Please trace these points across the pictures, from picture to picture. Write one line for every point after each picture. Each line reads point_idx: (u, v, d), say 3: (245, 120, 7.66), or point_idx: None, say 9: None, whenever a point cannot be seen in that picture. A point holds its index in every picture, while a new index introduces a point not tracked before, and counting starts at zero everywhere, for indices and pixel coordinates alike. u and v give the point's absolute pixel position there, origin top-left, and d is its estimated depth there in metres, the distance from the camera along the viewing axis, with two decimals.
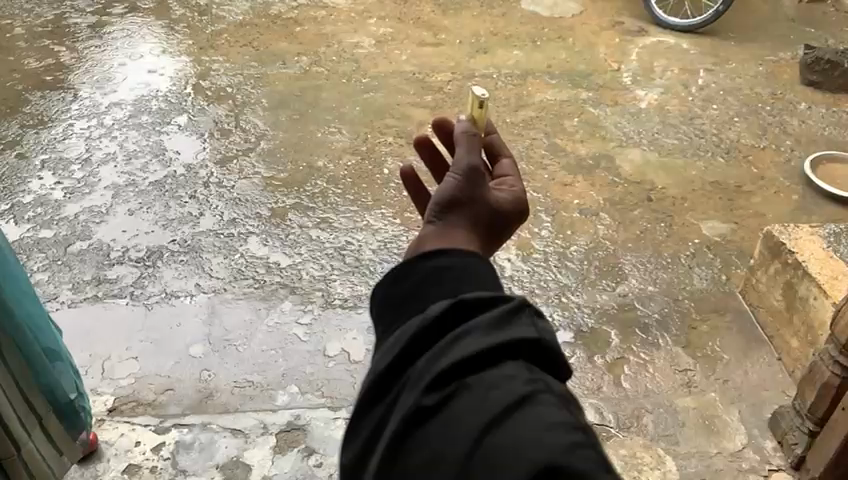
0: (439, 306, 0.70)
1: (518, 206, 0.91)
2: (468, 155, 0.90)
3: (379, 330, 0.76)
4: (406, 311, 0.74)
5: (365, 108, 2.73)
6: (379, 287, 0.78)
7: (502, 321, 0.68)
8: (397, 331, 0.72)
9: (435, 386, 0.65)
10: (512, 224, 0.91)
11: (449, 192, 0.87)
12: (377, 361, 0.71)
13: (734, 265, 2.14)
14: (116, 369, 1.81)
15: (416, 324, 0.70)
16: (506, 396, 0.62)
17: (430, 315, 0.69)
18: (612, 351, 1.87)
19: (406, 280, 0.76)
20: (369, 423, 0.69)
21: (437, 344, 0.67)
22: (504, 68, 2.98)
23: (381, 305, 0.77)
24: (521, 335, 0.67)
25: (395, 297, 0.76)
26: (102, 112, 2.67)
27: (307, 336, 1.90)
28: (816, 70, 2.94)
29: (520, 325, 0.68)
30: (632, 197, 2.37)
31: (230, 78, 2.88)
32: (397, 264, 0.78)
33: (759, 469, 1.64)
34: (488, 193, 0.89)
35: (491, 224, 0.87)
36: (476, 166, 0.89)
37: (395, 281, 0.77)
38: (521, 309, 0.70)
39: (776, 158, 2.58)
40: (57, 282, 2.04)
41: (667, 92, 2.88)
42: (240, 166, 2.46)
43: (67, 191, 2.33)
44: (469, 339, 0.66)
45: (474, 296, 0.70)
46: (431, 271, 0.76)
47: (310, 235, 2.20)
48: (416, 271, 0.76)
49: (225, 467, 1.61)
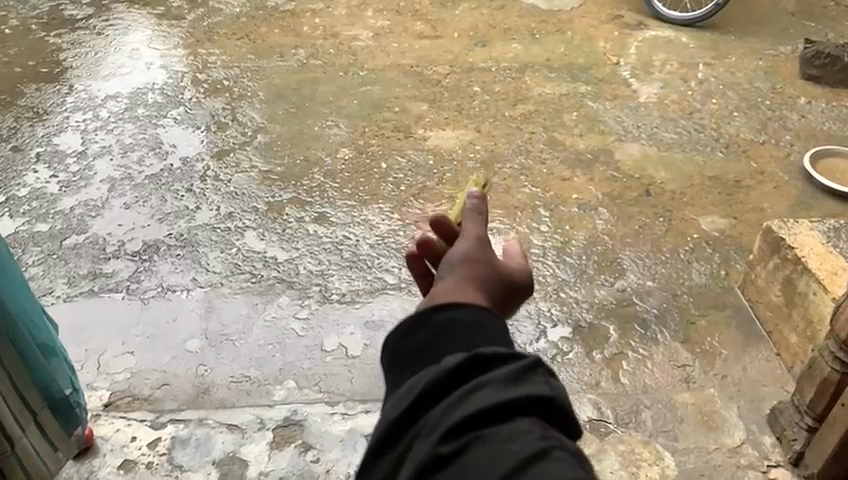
0: (454, 358, 0.71)
1: (525, 278, 0.92)
2: (477, 225, 0.92)
3: (389, 379, 0.76)
4: (419, 361, 0.74)
5: (363, 101, 2.72)
6: (389, 339, 0.78)
7: (516, 378, 0.68)
8: (410, 381, 0.72)
9: (449, 437, 0.65)
10: (519, 295, 0.91)
11: (459, 256, 0.89)
12: (390, 408, 0.71)
13: (733, 260, 2.14)
14: (111, 364, 1.80)
15: (430, 374, 0.70)
16: (520, 451, 0.62)
17: (445, 367, 0.70)
18: (610, 346, 1.87)
19: (418, 332, 0.76)
20: (382, 468, 0.68)
21: (452, 395, 0.68)
22: (502, 61, 2.96)
23: (392, 355, 0.77)
24: (536, 392, 0.67)
25: (407, 347, 0.76)
26: (98, 105, 2.65)
27: (304, 331, 1.89)
28: (815, 64, 2.92)
29: (534, 382, 0.69)
30: (631, 192, 2.36)
31: (226, 70, 2.86)
32: (410, 316, 0.78)
33: (757, 465, 1.63)
34: (497, 261, 0.90)
35: (502, 294, 0.88)
36: (482, 238, 0.91)
37: (406, 332, 0.77)
38: (535, 367, 0.70)
39: (775, 153, 2.57)
40: (52, 276, 2.03)
41: (666, 86, 2.87)
42: (237, 159, 2.44)
43: (62, 185, 2.31)
44: (484, 393, 0.67)
45: (489, 352, 0.70)
46: (444, 325, 0.76)
47: (307, 230, 2.19)
48: (428, 323, 0.77)
49: (221, 463, 1.60)
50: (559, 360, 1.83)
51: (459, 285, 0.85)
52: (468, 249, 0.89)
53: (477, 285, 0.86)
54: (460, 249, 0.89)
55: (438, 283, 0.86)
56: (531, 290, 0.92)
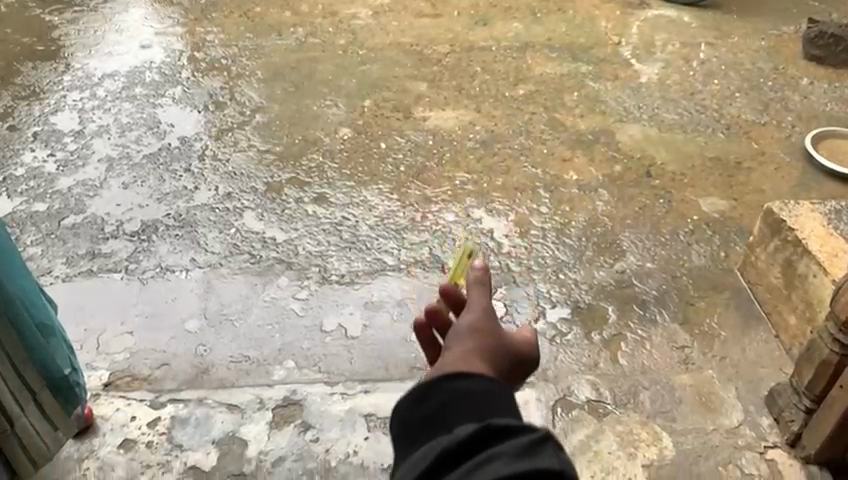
0: (466, 429, 0.75)
1: (530, 349, 0.96)
2: (482, 294, 0.97)
3: (402, 445, 0.80)
4: (430, 429, 0.78)
5: (362, 80, 2.69)
6: (400, 405, 0.82)
7: (527, 451, 0.72)
8: (424, 448, 0.76)
9: None
10: (524, 366, 0.95)
11: (466, 325, 0.93)
12: (405, 474, 0.75)
13: (733, 242, 2.13)
14: (111, 345, 1.79)
15: (443, 444, 0.74)
16: None
17: (458, 437, 0.74)
18: (609, 327, 1.87)
19: (430, 400, 0.81)
20: None
21: (465, 466, 0.72)
22: (503, 40, 2.93)
23: (404, 421, 0.81)
24: (546, 465, 0.71)
25: (419, 415, 0.80)
26: (95, 84, 2.63)
27: (304, 311, 1.89)
28: (819, 44, 2.89)
29: (544, 456, 0.72)
30: (631, 174, 2.35)
31: (225, 49, 2.83)
32: (422, 384, 0.83)
33: (755, 445, 1.62)
34: (503, 332, 0.94)
35: (507, 363, 0.92)
36: (488, 308, 0.96)
37: (418, 399, 0.81)
38: (545, 441, 0.74)
39: (777, 134, 2.55)
40: (50, 256, 2.02)
41: (668, 66, 2.84)
42: (236, 139, 2.43)
43: (60, 164, 2.30)
44: (496, 465, 0.70)
45: (499, 423, 0.74)
46: (454, 394, 0.80)
47: (306, 211, 2.18)
48: (440, 392, 0.81)
49: (221, 442, 1.59)
50: (557, 341, 1.83)
51: (466, 353, 0.89)
52: (474, 319, 0.94)
53: (484, 355, 0.90)
54: (466, 318, 0.94)
55: (445, 351, 0.90)
56: (536, 361, 0.96)
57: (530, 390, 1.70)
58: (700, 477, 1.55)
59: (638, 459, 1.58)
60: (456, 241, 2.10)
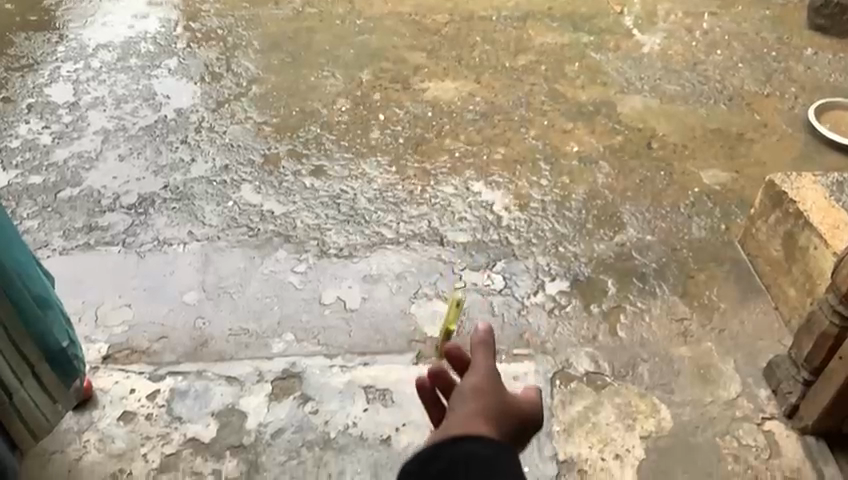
0: None
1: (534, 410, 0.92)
2: (487, 355, 0.94)
3: None
4: None
5: (360, 51, 2.65)
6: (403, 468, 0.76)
7: None
8: None
9: None
10: (527, 429, 0.91)
11: (469, 386, 0.89)
12: None
13: (733, 214, 2.12)
14: (109, 318, 1.79)
15: None
16: None
17: None
18: (608, 300, 1.86)
19: (436, 462, 0.76)
20: None
21: None
22: (503, 10, 2.88)
23: None
24: None
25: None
26: (89, 55, 2.59)
27: (302, 284, 1.88)
28: (825, 14, 2.84)
29: None
30: (632, 145, 2.32)
31: (220, 19, 2.78)
32: (427, 446, 0.78)
33: (753, 417, 1.61)
34: (508, 393, 0.90)
35: (512, 425, 0.88)
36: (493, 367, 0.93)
37: (422, 462, 0.76)
38: None
39: (780, 105, 2.52)
40: (47, 229, 2.01)
41: (670, 36, 2.80)
42: (232, 110, 2.40)
43: (55, 136, 2.27)
44: None
45: None
46: (462, 456, 0.76)
47: (304, 183, 2.16)
48: (446, 454, 0.76)
49: (220, 414, 1.59)
50: (556, 314, 1.82)
51: (470, 414, 0.85)
52: (478, 379, 0.90)
53: (488, 416, 0.86)
54: (470, 379, 0.91)
55: (449, 413, 0.86)
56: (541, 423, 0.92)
57: (528, 363, 1.70)
58: (698, 448, 1.55)
59: (635, 430, 1.58)
60: (455, 214, 2.09)
